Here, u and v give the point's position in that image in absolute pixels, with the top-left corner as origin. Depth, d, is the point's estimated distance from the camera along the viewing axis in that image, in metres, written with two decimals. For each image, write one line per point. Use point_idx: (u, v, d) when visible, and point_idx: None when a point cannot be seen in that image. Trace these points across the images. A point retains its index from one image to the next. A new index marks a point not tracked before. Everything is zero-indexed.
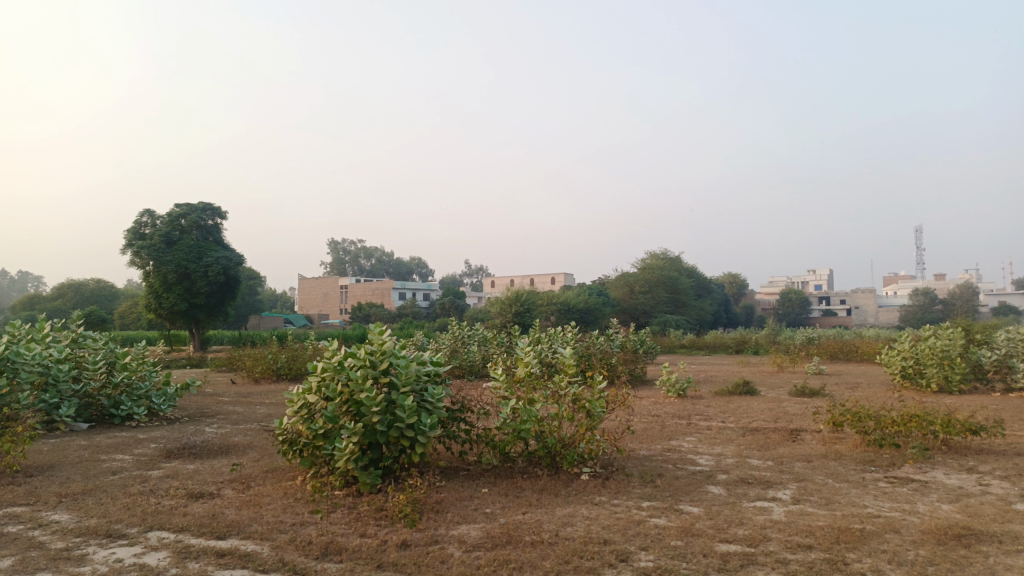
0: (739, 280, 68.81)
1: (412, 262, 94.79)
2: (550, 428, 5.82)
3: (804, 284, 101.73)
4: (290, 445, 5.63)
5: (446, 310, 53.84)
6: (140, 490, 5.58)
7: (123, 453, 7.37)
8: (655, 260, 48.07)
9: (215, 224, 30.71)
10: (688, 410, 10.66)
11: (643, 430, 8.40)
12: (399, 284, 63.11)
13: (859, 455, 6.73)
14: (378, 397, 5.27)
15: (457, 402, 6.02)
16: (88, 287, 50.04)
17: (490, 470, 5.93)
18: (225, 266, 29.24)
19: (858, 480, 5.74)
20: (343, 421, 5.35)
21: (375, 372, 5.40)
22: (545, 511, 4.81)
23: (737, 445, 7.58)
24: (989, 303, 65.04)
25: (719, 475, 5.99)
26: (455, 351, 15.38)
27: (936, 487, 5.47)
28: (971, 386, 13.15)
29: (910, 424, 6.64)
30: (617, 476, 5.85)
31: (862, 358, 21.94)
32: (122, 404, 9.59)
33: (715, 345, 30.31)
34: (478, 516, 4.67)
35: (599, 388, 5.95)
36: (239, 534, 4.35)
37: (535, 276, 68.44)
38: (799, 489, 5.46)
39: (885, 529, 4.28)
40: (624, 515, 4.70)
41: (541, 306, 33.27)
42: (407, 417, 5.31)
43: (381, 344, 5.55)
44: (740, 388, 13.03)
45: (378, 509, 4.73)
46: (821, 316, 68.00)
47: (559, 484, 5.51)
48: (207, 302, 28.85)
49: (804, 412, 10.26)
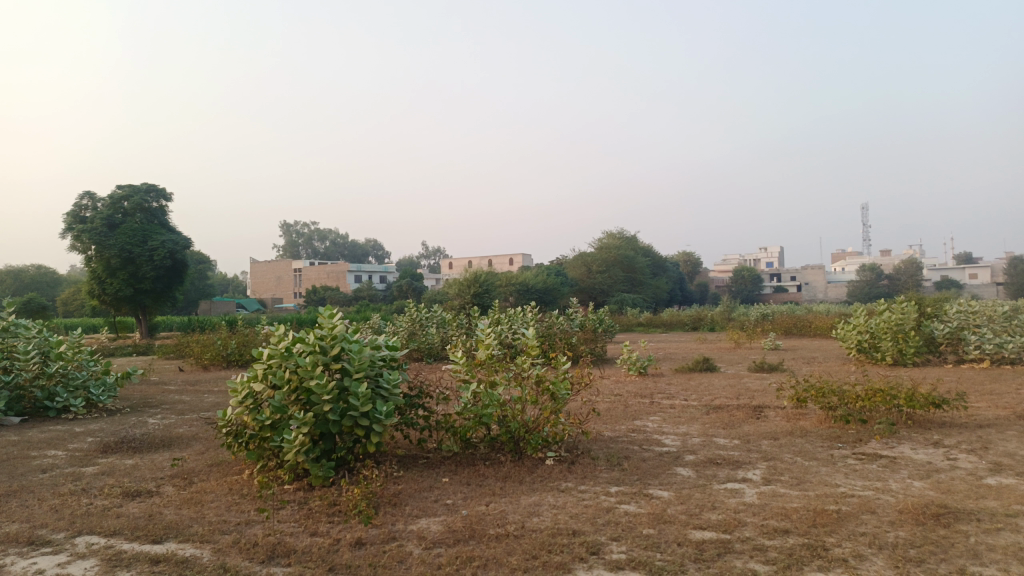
0: (693, 259, 69.96)
1: (369, 243, 93.53)
2: (513, 412, 5.57)
3: (757, 261, 103.59)
4: (235, 437, 5.27)
5: (403, 292, 53.25)
6: (71, 490, 5.15)
7: (56, 449, 6.88)
8: (612, 239, 48.20)
9: (160, 206, 29.60)
10: (650, 388, 10.53)
11: (607, 410, 8.23)
12: (355, 267, 62.17)
13: (825, 431, 6.66)
14: (329, 385, 4.95)
15: (415, 387, 5.71)
16: (28, 274, 48.11)
17: (451, 458, 5.65)
18: (172, 250, 28.21)
19: (826, 458, 5.63)
20: (292, 410, 5.02)
21: (326, 358, 5.08)
22: (509, 501, 4.56)
23: (702, 424, 7.44)
24: (932, 277, 67.11)
25: (686, 456, 5.82)
26: (413, 334, 15.06)
27: (906, 462, 5.38)
28: (924, 358, 13.34)
29: (875, 399, 6.58)
30: (583, 459, 5.64)
31: (816, 333, 22.26)
32: (57, 395, 9.03)
33: (672, 322, 30.53)
34: (439, 509, 4.39)
35: (563, 368, 5.72)
36: (177, 537, 3.99)
37: (493, 258, 68.17)
38: (769, 468, 5.32)
39: (860, 510, 4.14)
40: (593, 502, 4.48)
41: (499, 286, 33.00)
42: (360, 405, 4.99)
43: (331, 328, 5.22)
44: (700, 364, 13.01)
45: (330, 505, 4.41)
46: (773, 293, 69.26)
47: (523, 470, 5.27)
48: (155, 287, 27.83)
49: (766, 388, 10.24)
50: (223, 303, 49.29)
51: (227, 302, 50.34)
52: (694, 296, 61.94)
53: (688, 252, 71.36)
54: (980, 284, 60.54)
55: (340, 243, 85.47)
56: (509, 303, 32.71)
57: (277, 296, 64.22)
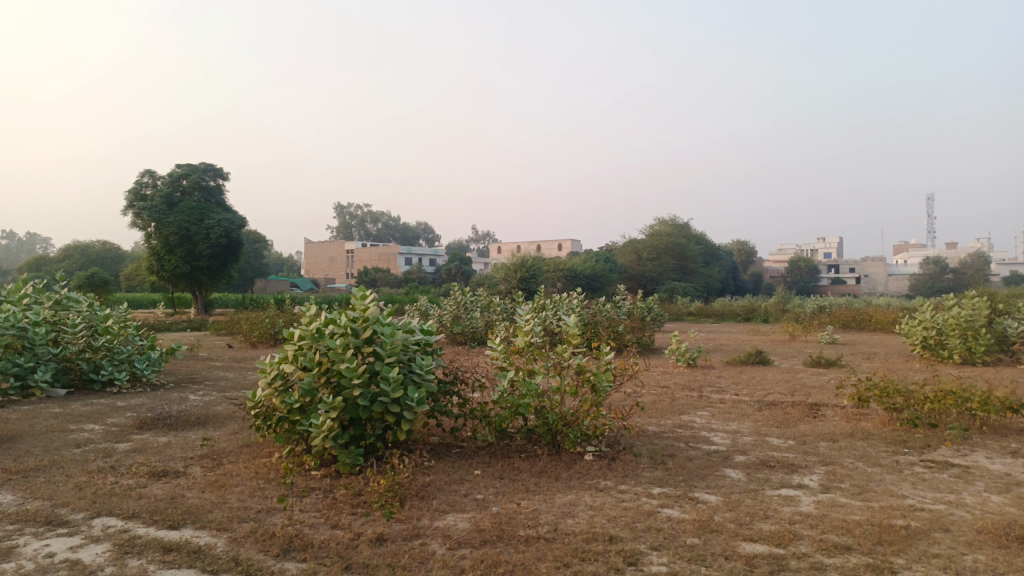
0: (746, 247, 68.42)
1: (420, 226, 94.03)
2: (552, 403, 5.28)
3: (814, 252, 100.70)
4: (264, 420, 5.10)
5: (452, 275, 53.37)
6: (100, 467, 5.07)
7: (95, 423, 6.87)
8: (664, 226, 47.25)
9: (217, 185, 30.09)
10: (699, 381, 10.10)
11: (652, 403, 7.87)
12: (405, 249, 62.57)
13: (889, 434, 6.17)
14: (359, 368, 4.75)
15: (449, 373, 5.47)
16: (94, 249, 49.76)
17: (486, 449, 5.39)
18: (228, 229, 28.63)
19: (891, 464, 5.18)
20: (321, 394, 4.83)
21: (357, 341, 4.88)
22: (543, 499, 4.27)
23: (753, 421, 7.03)
24: (1001, 272, 64.06)
25: (736, 457, 5.44)
26: (457, 318, 14.92)
27: (980, 473, 4.90)
28: (995, 357, 12.51)
29: (946, 402, 6.06)
30: (624, 456, 5.32)
31: (876, 328, 21.31)
32: (102, 368, 9.10)
33: (724, 313, 29.73)
34: (468, 504, 4.14)
35: (606, 359, 5.42)
36: (194, 524, 3.84)
37: (543, 243, 67.73)
38: (828, 474, 4.90)
39: (932, 527, 3.72)
40: (632, 505, 4.16)
41: (546, 272, 32.74)
42: (392, 391, 4.76)
43: (364, 310, 5.01)
44: (752, 357, 12.47)
45: (355, 495, 4.20)
46: (830, 284, 67.23)
47: (560, 466, 4.98)
48: (210, 264, 28.36)
49: (823, 384, 9.72)
50: (277, 281, 50.10)
51: (280, 280, 51.19)
52: (748, 285, 60.50)
53: (742, 240, 69.71)
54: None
55: (391, 224, 86.13)
56: (557, 289, 32.43)
57: (329, 276, 65.11)
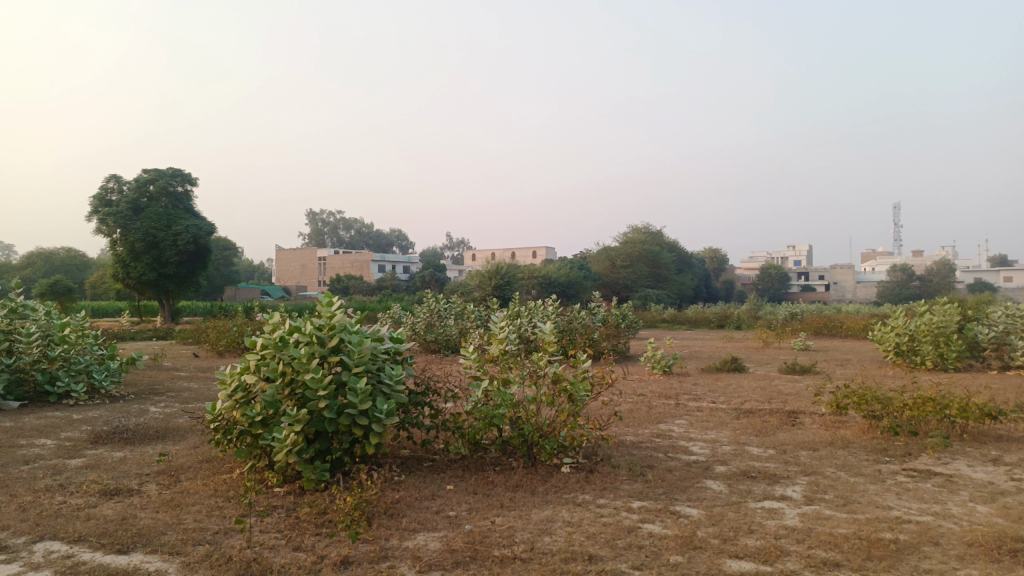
0: (719, 255, 69.06)
1: (394, 234, 93.37)
2: (527, 413, 5.09)
3: (785, 259, 101.97)
4: (224, 434, 4.86)
5: (426, 283, 52.98)
6: (48, 486, 4.76)
7: (47, 437, 6.52)
8: (637, 234, 47.43)
9: (185, 190, 29.51)
10: (676, 388, 9.98)
11: (629, 412, 7.72)
12: (379, 256, 62.08)
13: (869, 442, 6.08)
14: (325, 379, 4.53)
15: (421, 383, 5.26)
16: (58, 257, 48.57)
17: (459, 462, 5.19)
18: (196, 236, 28.04)
19: (873, 474, 5.08)
20: (285, 406, 4.60)
21: (323, 350, 4.66)
22: (519, 515, 4.07)
23: (732, 430, 6.92)
24: (965, 279, 65.36)
25: (717, 467, 5.29)
26: (431, 326, 14.70)
27: (964, 482, 4.80)
28: (966, 363, 12.60)
29: (927, 409, 5.98)
30: (602, 468, 5.14)
31: (848, 334, 21.47)
32: (58, 379, 8.70)
33: (697, 319, 29.82)
34: (439, 522, 3.94)
35: (583, 367, 5.24)
36: (145, 547, 3.58)
37: (517, 250, 67.69)
38: (811, 485, 4.77)
39: (921, 541, 3.60)
40: (612, 520, 3.98)
41: (521, 279, 32.61)
42: (359, 402, 4.54)
43: (330, 318, 4.80)
44: (727, 364, 12.41)
45: (320, 513, 3.97)
46: (800, 291, 68.04)
47: (537, 479, 4.78)
48: (178, 272, 27.76)
49: (799, 392, 9.66)
50: (248, 289, 49.34)
51: (251, 288, 50.43)
52: (720, 292, 60.93)
53: (714, 248, 70.30)
54: (1017, 287, 58.83)
55: (364, 232, 85.45)
56: (532, 296, 32.30)
57: (301, 284, 64.34)
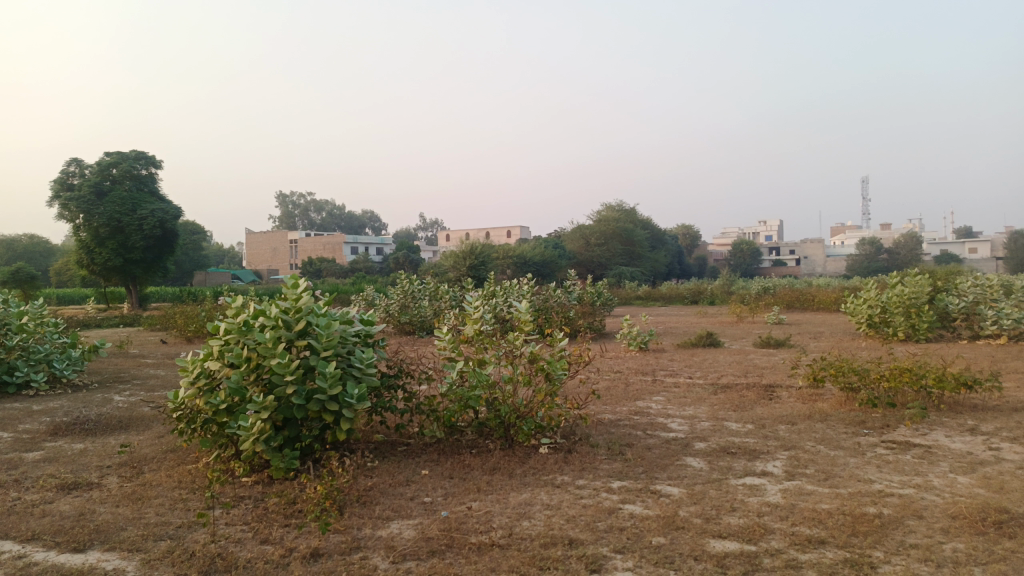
0: (691, 232, 69.47)
1: (366, 215, 92.48)
2: (504, 395, 4.96)
3: (756, 235, 102.90)
4: (188, 423, 4.67)
5: (399, 264, 52.56)
6: (2, 482, 4.54)
7: (3, 431, 6.25)
8: (611, 212, 47.42)
9: (150, 173, 28.78)
10: (652, 365, 9.92)
11: (606, 389, 7.65)
12: (351, 238, 61.43)
13: (847, 415, 6.06)
14: (292, 364, 4.35)
15: (393, 366, 5.10)
16: (21, 244, 47.29)
17: (434, 445, 5.05)
18: (162, 220, 27.38)
19: (852, 447, 5.04)
20: (251, 393, 4.42)
21: (289, 334, 4.48)
22: (496, 499, 3.95)
23: (710, 405, 6.87)
24: (932, 251, 66.47)
25: (696, 444, 5.22)
26: (405, 307, 14.51)
27: (943, 453, 4.78)
28: (937, 333, 12.72)
29: (904, 380, 5.95)
30: (581, 448, 5.04)
31: (819, 308, 21.68)
32: (17, 369, 8.37)
33: (671, 296, 29.93)
34: (414, 509, 3.80)
35: (560, 346, 5.12)
36: (102, 545, 3.40)
37: (491, 230, 67.43)
38: (791, 460, 4.71)
39: (906, 515, 3.54)
40: (592, 502, 3.87)
41: (496, 259, 32.43)
42: (329, 387, 4.37)
43: (296, 300, 4.61)
44: (703, 339, 12.40)
45: (289, 504, 3.81)
46: (771, 266, 68.71)
47: (514, 461, 4.66)
48: (144, 257, 27.12)
49: (774, 365, 9.68)
50: (218, 274, 48.55)
51: (221, 273, 49.60)
52: (693, 268, 61.31)
53: (686, 226, 70.66)
54: (981, 258, 59.94)
55: (335, 213, 84.42)
56: (507, 276, 32.14)
57: (273, 267, 63.52)
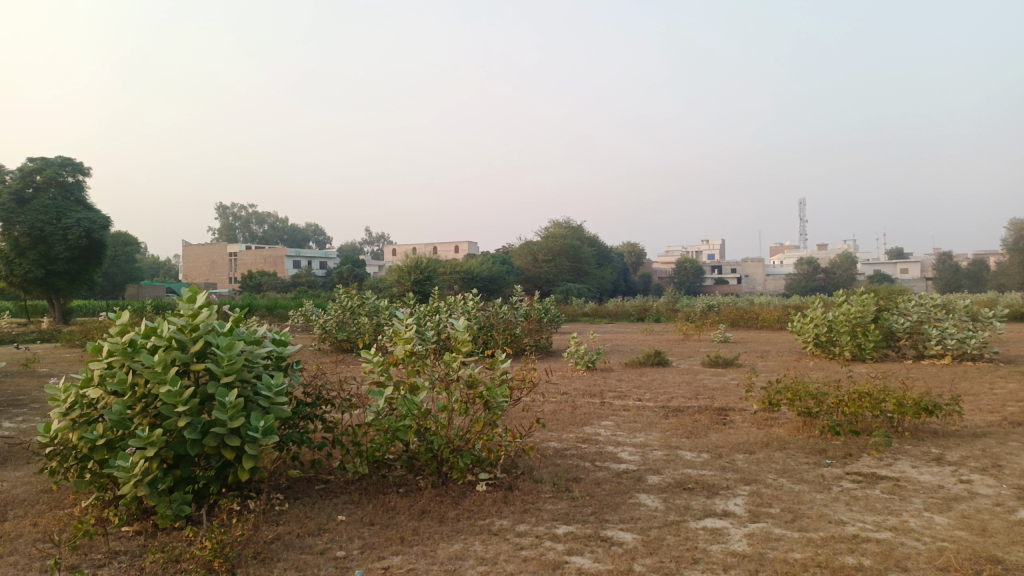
0: (636, 249, 70.11)
1: (311, 229, 90.53)
2: (437, 425, 4.38)
3: (699, 253, 104.82)
4: (60, 462, 3.97)
5: (343, 279, 51.28)
6: None
7: None
8: (558, 229, 47.21)
9: (77, 181, 27.19)
10: (599, 385, 9.46)
11: (552, 414, 7.14)
12: (293, 252, 59.83)
13: (806, 442, 5.69)
14: (185, 393, 3.72)
15: (311, 393, 4.49)
16: None
17: (356, 483, 4.45)
18: (89, 229, 25.85)
19: (816, 480, 4.64)
20: (136, 426, 3.77)
21: (184, 356, 3.84)
22: (422, 552, 3.37)
23: (662, 431, 6.42)
24: (865, 271, 68.59)
25: (650, 478, 4.74)
26: (343, 324, 13.78)
27: (913, 487, 4.41)
28: (882, 353, 12.64)
29: (865, 405, 5.61)
30: (523, 484, 4.51)
31: (763, 326, 21.74)
32: None
33: (617, 312, 29.80)
34: (323, 567, 3.19)
35: (501, 369, 4.59)
36: None
37: (438, 246, 66.74)
38: (753, 497, 4.27)
39: (888, 566, 3.12)
40: (533, 554, 3.34)
41: (443, 274, 31.87)
42: (228, 419, 3.73)
43: (193, 316, 3.99)
44: (651, 358, 12.05)
45: (170, 562, 3.16)
46: (715, 284, 69.72)
47: (447, 502, 4.10)
48: (69, 269, 25.54)
49: (724, 386, 9.36)
50: (152, 287, 46.52)
51: (155, 286, 47.50)
52: (638, 286, 61.74)
53: (631, 244, 71.15)
54: (913, 279, 62.04)
55: (278, 226, 82.47)
56: (454, 291, 31.54)
57: (211, 281, 61.41)
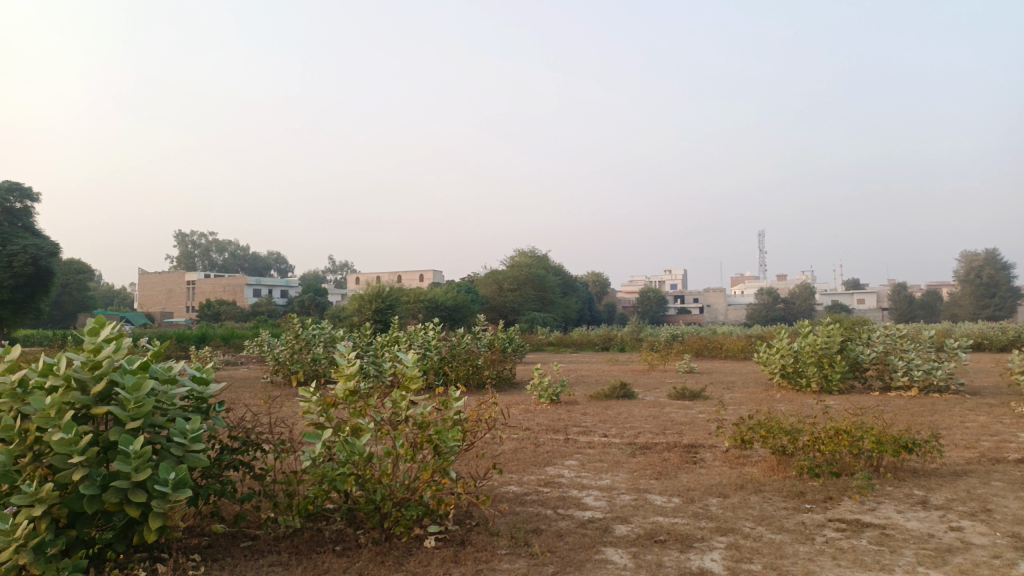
0: (601, 279, 70.24)
1: (272, 257, 89.01)
2: (380, 473, 3.90)
3: (661, 284, 105.71)
4: None
5: (305, 308, 50.17)
6: None
7: None
8: (523, 257, 46.98)
9: (25, 207, 26.16)
10: (563, 420, 9.00)
11: (513, 454, 6.66)
12: (253, 281, 58.52)
13: (782, 484, 5.31)
14: (82, 443, 3.19)
15: (237, 438, 3.98)
16: None
17: (288, 538, 3.94)
18: (35, 256, 24.69)
19: (797, 528, 4.26)
20: (23, 479, 3.23)
21: (83, 399, 3.32)
22: None
23: (628, 471, 5.99)
24: (825, 301, 69.91)
25: (617, 528, 4.31)
26: (296, 355, 13.15)
27: (902, 536, 4.05)
28: (849, 384, 12.42)
29: (842, 443, 5.28)
30: (477, 537, 4.04)
31: (727, 355, 21.61)
32: None
33: (582, 342, 29.49)
34: None
35: (454, 409, 4.11)
36: None
37: (402, 275, 66.04)
38: (731, 551, 3.85)
39: None
40: None
41: (406, 303, 31.19)
42: (133, 471, 3.21)
43: (96, 353, 3.47)
44: (616, 391, 11.65)
45: None
46: (678, 313, 70.19)
47: (389, 562, 3.61)
48: (13, 297, 24.34)
49: (692, 420, 8.99)
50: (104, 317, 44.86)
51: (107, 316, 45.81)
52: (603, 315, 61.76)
53: (596, 274, 71.32)
54: (870, 309, 63.29)
55: (238, 255, 80.98)
56: (417, 320, 30.90)
57: (166, 310, 59.68)
